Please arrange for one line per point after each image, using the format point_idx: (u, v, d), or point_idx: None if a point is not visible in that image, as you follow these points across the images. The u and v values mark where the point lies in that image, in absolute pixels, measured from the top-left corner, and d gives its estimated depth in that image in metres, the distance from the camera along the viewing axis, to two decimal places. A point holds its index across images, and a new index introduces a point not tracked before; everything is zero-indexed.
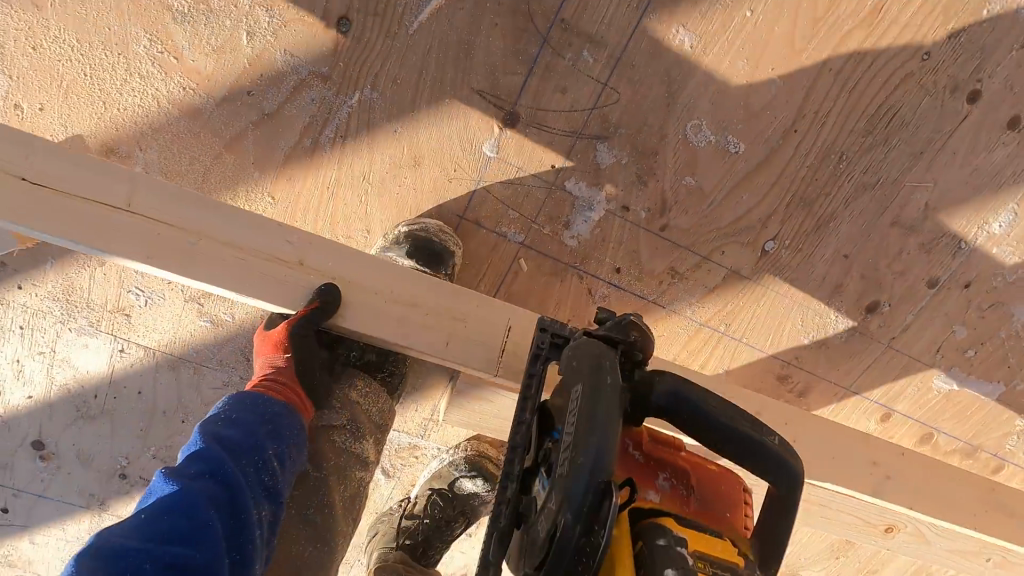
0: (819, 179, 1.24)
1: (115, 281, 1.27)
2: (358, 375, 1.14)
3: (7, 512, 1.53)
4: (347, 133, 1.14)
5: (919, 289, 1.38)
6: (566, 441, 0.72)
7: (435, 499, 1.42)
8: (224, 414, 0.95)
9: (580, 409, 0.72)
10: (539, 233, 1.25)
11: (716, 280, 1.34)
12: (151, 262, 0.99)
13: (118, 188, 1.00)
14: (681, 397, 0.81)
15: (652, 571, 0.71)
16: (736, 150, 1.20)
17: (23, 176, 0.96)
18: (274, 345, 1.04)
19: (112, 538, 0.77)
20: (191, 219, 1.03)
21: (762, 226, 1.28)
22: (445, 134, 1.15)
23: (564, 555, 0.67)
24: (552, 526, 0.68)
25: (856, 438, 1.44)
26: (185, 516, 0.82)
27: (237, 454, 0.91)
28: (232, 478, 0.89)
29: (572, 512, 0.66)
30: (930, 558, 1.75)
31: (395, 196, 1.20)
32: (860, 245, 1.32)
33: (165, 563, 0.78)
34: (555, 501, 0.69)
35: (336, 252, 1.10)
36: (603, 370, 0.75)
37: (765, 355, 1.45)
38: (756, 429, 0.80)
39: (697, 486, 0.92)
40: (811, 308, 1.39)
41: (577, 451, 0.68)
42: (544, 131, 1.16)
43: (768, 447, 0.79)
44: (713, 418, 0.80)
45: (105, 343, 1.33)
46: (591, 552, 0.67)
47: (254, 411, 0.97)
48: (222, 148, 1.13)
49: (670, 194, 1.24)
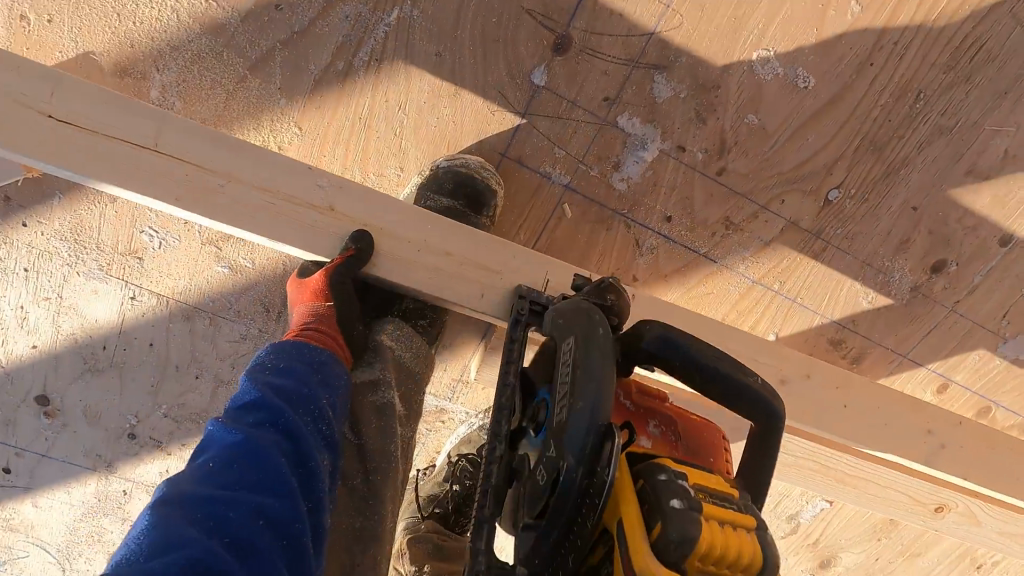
0: (892, 120, 1.15)
1: (127, 220, 1.18)
2: (389, 320, 1.05)
3: (10, 473, 1.44)
4: (383, 56, 1.04)
5: (990, 247, 1.28)
6: (562, 391, 0.69)
7: (464, 466, 1.33)
8: (271, 363, 0.85)
9: (577, 354, 0.69)
10: (586, 175, 1.15)
11: (773, 233, 1.24)
12: (178, 204, 0.90)
13: (143, 123, 0.91)
14: (669, 343, 0.73)
15: (654, 505, 0.60)
16: (807, 84, 1.11)
17: (47, 112, 0.87)
18: (313, 293, 0.94)
19: (184, 491, 0.67)
20: (219, 158, 0.93)
21: (828, 172, 1.18)
22: (489, 60, 1.05)
23: (568, 501, 0.62)
24: (553, 470, 0.64)
25: (913, 407, 1.34)
26: (253, 466, 0.72)
27: (294, 404, 0.81)
28: (295, 427, 0.78)
29: (577, 451, 0.62)
30: (978, 541, 1.64)
31: (432, 129, 1.10)
32: (931, 196, 1.22)
33: (252, 511, 0.68)
34: (555, 446, 0.65)
35: (368, 197, 0.99)
36: (596, 314, 0.72)
37: (820, 318, 1.35)
38: (741, 371, 0.72)
39: (684, 436, 0.80)
40: (872, 266, 1.29)
41: (576, 397, 0.65)
42: (598, 58, 1.06)
43: (751, 387, 0.72)
44: (697, 359, 0.72)
45: (116, 289, 1.24)
46: (596, 493, 0.63)
47: (302, 359, 0.86)
48: (246, 70, 1.04)
49: (730, 134, 1.14)
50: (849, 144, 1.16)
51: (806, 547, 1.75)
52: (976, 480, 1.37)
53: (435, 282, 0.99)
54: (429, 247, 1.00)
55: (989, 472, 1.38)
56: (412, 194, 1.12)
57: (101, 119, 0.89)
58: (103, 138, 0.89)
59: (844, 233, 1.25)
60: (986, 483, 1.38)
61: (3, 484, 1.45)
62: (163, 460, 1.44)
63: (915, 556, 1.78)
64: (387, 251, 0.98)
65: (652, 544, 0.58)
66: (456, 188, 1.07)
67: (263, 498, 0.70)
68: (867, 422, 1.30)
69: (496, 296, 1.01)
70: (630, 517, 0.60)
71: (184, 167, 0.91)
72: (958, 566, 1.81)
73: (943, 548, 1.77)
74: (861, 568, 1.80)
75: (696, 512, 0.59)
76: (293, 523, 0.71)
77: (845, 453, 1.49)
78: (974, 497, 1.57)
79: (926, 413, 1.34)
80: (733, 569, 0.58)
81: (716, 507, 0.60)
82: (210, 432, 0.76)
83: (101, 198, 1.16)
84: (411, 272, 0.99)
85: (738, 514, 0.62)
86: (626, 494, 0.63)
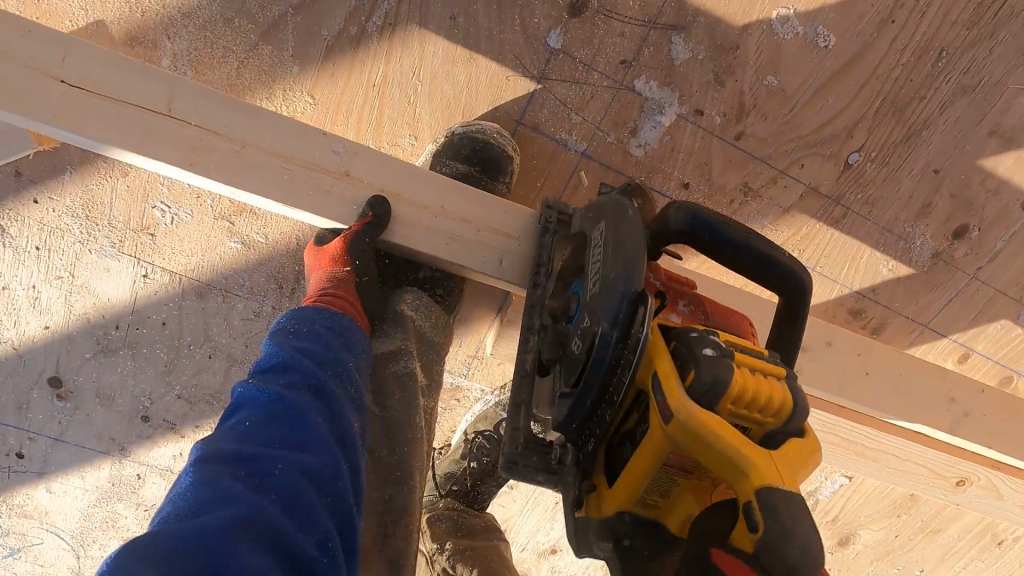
0: (914, 79, 1.13)
1: (139, 195, 1.17)
2: (408, 290, 1.03)
3: (22, 458, 1.41)
4: (396, 20, 1.02)
5: (1013, 211, 1.26)
6: (597, 272, 0.79)
7: (481, 443, 1.32)
8: (293, 328, 0.83)
9: (606, 239, 0.79)
10: (602, 141, 1.14)
11: (792, 199, 1.22)
12: (195, 170, 0.88)
13: (158, 88, 0.89)
14: (701, 221, 0.78)
15: (690, 358, 0.71)
16: (827, 44, 1.09)
17: (61, 78, 0.85)
18: (331, 261, 0.92)
19: (222, 454, 0.65)
20: (235, 122, 0.91)
21: (849, 134, 1.17)
22: (504, 23, 1.04)
23: (605, 360, 0.73)
24: (590, 337, 0.75)
25: (935, 375, 1.32)
26: (288, 426, 0.70)
27: (322, 365, 0.79)
28: (325, 386, 0.77)
29: (611, 315, 0.73)
30: (1000, 514, 1.63)
31: (446, 95, 1.09)
32: (953, 158, 1.20)
33: (295, 470, 0.67)
34: (593, 317, 0.76)
35: (384, 162, 0.97)
36: (625, 205, 0.81)
37: (839, 287, 1.33)
38: (771, 249, 0.79)
39: (713, 316, 0.87)
40: (893, 233, 1.27)
41: (610, 271, 0.75)
42: (614, 19, 1.05)
43: (781, 261, 0.79)
44: (731, 236, 0.78)
45: (128, 267, 1.23)
46: (630, 354, 0.73)
47: (324, 325, 0.85)
48: (257, 37, 1.03)
49: (749, 96, 1.12)
50: (869, 106, 1.14)
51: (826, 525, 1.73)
52: (999, 449, 1.36)
53: (454, 248, 0.97)
54: (447, 213, 0.98)
55: (1013, 441, 1.36)
56: (428, 162, 1.10)
57: (112, 83, 0.87)
58: (116, 102, 0.87)
59: (865, 198, 1.23)
60: (1009, 451, 1.36)
61: (16, 470, 1.43)
62: (178, 442, 1.42)
63: (935, 532, 1.77)
64: (404, 217, 0.96)
65: (689, 390, 0.68)
66: (472, 154, 1.06)
67: (304, 455, 0.69)
68: (885, 388, 1.30)
69: (515, 262, 0.99)
70: (666, 369, 0.70)
71: (199, 131, 0.89)
72: (978, 541, 1.79)
73: (963, 524, 1.75)
74: (881, 545, 1.78)
75: (727, 360, 0.70)
76: (334, 481, 0.69)
77: (866, 426, 1.47)
78: (996, 470, 1.55)
79: (946, 381, 1.33)
80: (764, 412, 0.69)
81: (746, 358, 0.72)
82: (240, 394, 0.74)
83: (113, 172, 1.15)
84: (429, 236, 0.97)
85: (764, 366, 0.73)
86: (659, 352, 0.73)
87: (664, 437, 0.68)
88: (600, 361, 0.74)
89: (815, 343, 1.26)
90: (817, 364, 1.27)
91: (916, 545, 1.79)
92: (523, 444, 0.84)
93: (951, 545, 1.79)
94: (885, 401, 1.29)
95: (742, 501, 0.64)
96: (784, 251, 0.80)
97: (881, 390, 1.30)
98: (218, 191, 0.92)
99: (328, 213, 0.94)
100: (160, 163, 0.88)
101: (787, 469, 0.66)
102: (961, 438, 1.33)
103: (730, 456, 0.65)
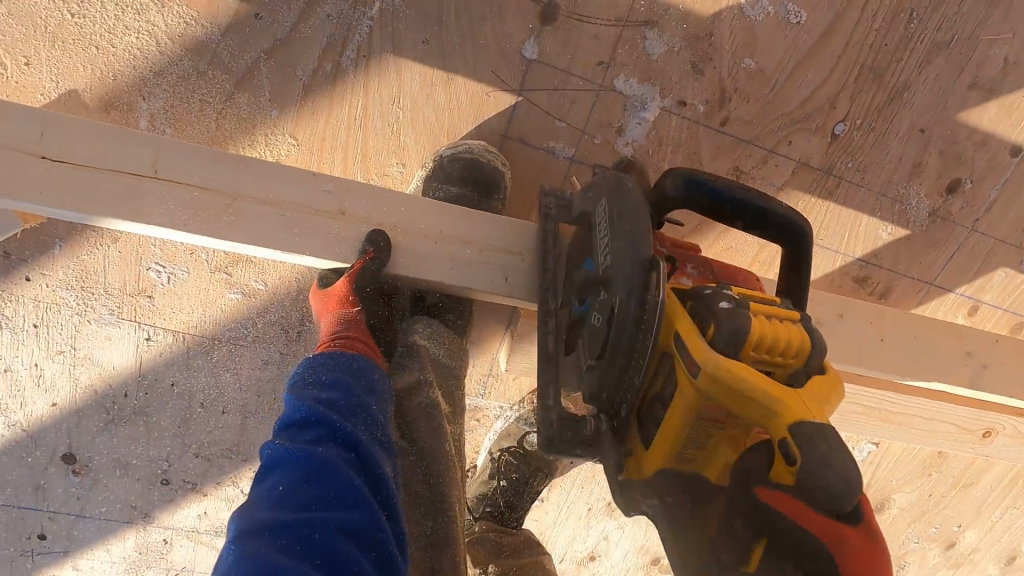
0: (888, 43, 1.14)
1: (133, 259, 1.16)
2: (417, 320, 1.02)
3: (45, 539, 1.38)
4: (370, 51, 1.02)
5: (1003, 159, 1.27)
6: (605, 245, 0.78)
7: (509, 459, 1.32)
8: (314, 376, 0.82)
9: (610, 213, 0.78)
10: (590, 143, 1.13)
11: (784, 176, 1.22)
12: (189, 229, 0.87)
13: (141, 151, 0.87)
14: (698, 183, 0.77)
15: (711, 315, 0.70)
16: (798, 20, 1.10)
17: (41, 153, 0.84)
18: (338, 302, 0.91)
19: (262, 524, 0.65)
20: (223, 175, 0.90)
21: (832, 105, 1.17)
22: (478, 40, 1.03)
23: (627, 330, 0.72)
24: (610, 310, 0.74)
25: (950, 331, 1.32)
26: (322, 483, 0.69)
27: (347, 412, 0.78)
28: (354, 435, 0.75)
29: (628, 286, 0.72)
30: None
31: (428, 119, 1.08)
32: (937, 115, 1.20)
33: (335, 529, 0.66)
34: (609, 289, 0.75)
35: (376, 195, 0.95)
36: (622, 177, 0.81)
37: (842, 257, 1.33)
38: (768, 200, 0.78)
39: (722, 274, 0.87)
40: (888, 196, 1.27)
41: (618, 242, 0.74)
42: (586, 23, 1.05)
43: (780, 210, 0.78)
44: (727, 193, 0.77)
45: (129, 333, 1.21)
46: (651, 319, 0.71)
47: (343, 368, 0.83)
48: (232, 86, 1.02)
49: (729, 81, 1.12)
50: (849, 75, 1.15)
51: None
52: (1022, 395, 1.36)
53: (458, 273, 0.96)
54: (446, 238, 0.97)
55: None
56: (420, 187, 1.09)
57: (95, 151, 0.86)
58: (102, 171, 0.86)
59: (856, 166, 1.23)
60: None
61: (40, 552, 1.40)
62: (201, 501, 1.39)
63: (968, 486, 1.77)
64: (404, 249, 0.95)
65: (712, 344, 0.68)
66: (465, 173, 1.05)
67: (341, 513, 0.68)
68: (903, 351, 1.29)
69: (520, 279, 0.98)
70: (687, 326, 0.70)
71: (188, 188, 0.88)
72: (1011, 489, 1.79)
73: (994, 474, 1.75)
74: (916, 506, 1.78)
75: (744, 310, 0.70)
76: (375, 533, 0.69)
77: (888, 391, 1.47)
78: (1021, 417, 1.56)
79: (961, 336, 1.33)
80: (786, 355, 0.69)
81: (764, 306, 0.72)
82: (270, 453, 0.72)
83: (103, 239, 1.14)
84: (432, 264, 0.96)
85: (780, 312, 0.73)
86: (677, 312, 0.72)
87: (695, 394, 0.68)
88: (622, 332, 0.73)
89: (828, 317, 1.25)
90: (833, 338, 1.26)
91: (951, 501, 1.79)
92: (557, 421, 0.83)
93: (985, 496, 1.79)
94: (906, 366, 1.28)
95: (775, 439, 0.63)
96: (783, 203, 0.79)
97: (900, 354, 1.29)
98: (215, 246, 0.91)
99: (329, 255, 0.93)
100: (154, 226, 0.87)
101: (815, 404, 0.65)
102: (984, 390, 1.33)
103: (763, 402, 0.64)
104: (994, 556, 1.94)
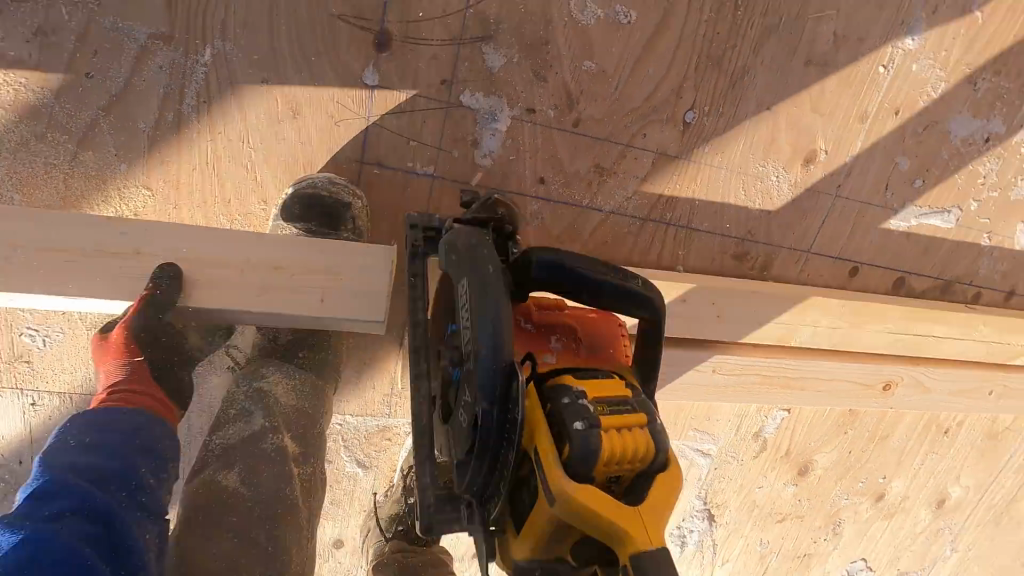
0: (720, 32, 1.19)
1: (4, 327, 1.15)
2: (274, 365, 1.03)
3: None
4: (209, 95, 1.03)
5: (851, 127, 1.34)
6: (466, 334, 0.74)
7: (418, 474, 1.34)
8: (72, 440, 0.81)
9: (471, 299, 0.73)
10: (448, 159, 1.16)
11: (645, 167, 1.27)
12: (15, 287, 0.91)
13: None
14: (557, 265, 0.75)
15: (563, 425, 0.70)
16: (630, 20, 1.14)
17: None
18: (116, 351, 0.91)
19: None
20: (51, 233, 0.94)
21: (678, 96, 1.22)
22: (316, 72, 1.05)
23: (491, 441, 0.71)
24: (474, 413, 0.72)
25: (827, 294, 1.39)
26: (59, 560, 0.68)
27: (103, 481, 0.78)
28: (102, 506, 0.75)
29: (486, 397, 0.69)
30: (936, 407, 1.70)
31: (281, 155, 1.09)
32: (781, 94, 1.27)
33: None
34: (472, 393, 0.72)
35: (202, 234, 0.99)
36: (484, 254, 0.74)
37: (717, 237, 1.39)
38: (623, 281, 0.77)
39: (585, 336, 0.90)
40: (749, 174, 1.33)
41: (477, 341, 0.70)
42: (421, 45, 1.07)
43: (635, 289, 0.77)
44: (577, 273, 0.76)
45: (13, 400, 1.20)
46: (514, 429, 0.70)
47: (113, 429, 0.83)
48: (75, 146, 1.02)
49: (574, 84, 1.16)
50: (688, 66, 1.20)
51: (782, 460, 1.78)
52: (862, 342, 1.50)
53: (285, 299, 0.99)
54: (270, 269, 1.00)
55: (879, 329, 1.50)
56: (274, 228, 1.10)
57: None
58: None
59: (713, 149, 1.29)
60: None
61: None
62: None
63: (885, 438, 1.84)
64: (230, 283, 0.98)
65: (567, 464, 0.68)
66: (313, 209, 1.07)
67: None
68: (749, 319, 1.39)
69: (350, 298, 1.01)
70: (546, 447, 0.69)
71: (24, 249, 0.91)
72: (926, 436, 1.88)
73: (907, 423, 1.84)
74: (839, 464, 1.85)
75: (598, 427, 0.69)
76: None
77: (783, 359, 1.51)
78: (918, 367, 1.62)
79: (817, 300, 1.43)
80: (633, 462, 0.70)
81: (614, 415, 0.71)
82: None
83: None
84: (258, 295, 0.99)
85: (622, 400, 0.74)
86: (537, 419, 0.72)
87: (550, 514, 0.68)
88: (484, 443, 0.71)
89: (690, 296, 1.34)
90: (678, 321, 1.35)
91: (871, 455, 1.87)
92: (432, 503, 0.82)
93: (902, 446, 1.87)
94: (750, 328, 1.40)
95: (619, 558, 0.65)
96: (639, 279, 0.79)
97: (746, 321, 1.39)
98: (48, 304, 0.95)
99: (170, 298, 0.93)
100: None
101: (658, 522, 0.66)
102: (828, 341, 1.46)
103: (607, 528, 0.65)
104: (924, 502, 2.02)
